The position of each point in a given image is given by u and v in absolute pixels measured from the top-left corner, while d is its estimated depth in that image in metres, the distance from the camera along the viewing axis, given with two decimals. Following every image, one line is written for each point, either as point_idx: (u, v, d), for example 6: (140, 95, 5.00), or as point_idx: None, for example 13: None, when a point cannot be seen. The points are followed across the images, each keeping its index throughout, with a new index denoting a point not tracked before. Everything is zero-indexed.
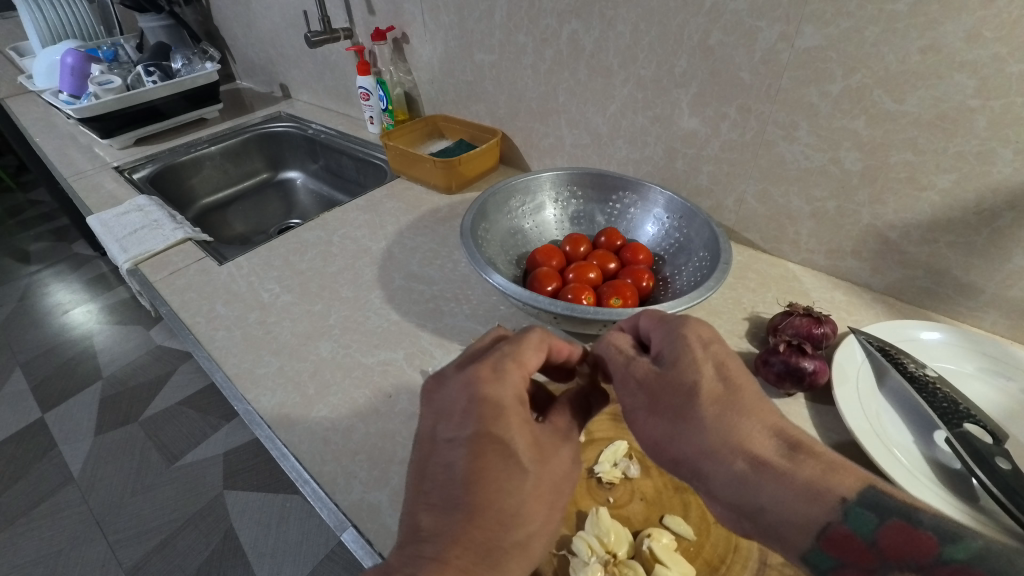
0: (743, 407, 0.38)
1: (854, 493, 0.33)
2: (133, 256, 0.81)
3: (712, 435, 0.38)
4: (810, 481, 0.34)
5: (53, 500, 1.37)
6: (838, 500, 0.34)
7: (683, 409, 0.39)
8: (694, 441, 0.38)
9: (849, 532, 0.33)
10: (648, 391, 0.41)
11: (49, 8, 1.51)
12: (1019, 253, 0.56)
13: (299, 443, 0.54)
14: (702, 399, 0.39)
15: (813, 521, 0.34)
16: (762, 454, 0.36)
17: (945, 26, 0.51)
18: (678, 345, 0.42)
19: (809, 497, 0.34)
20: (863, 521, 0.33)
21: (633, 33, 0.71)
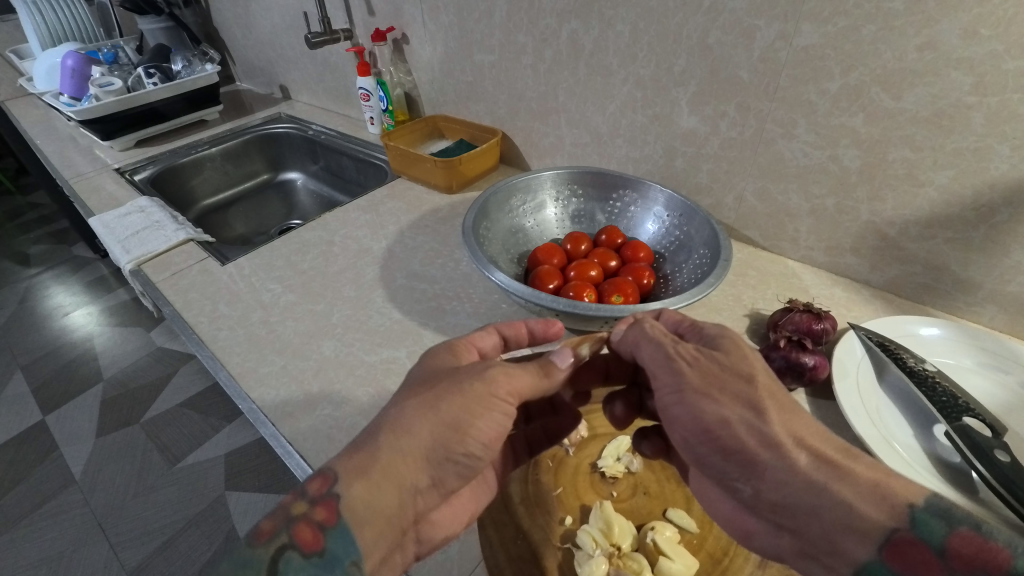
0: (788, 408, 0.39)
1: (920, 502, 0.33)
2: (135, 257, 0.81)
3: (772, 427, 0.37)
4: (868, 486, 0.34)
5: (55, 502, 1.37)
6: (902, 507, 0.33)
7: (743, 399, 0.39)
8: (754, 433, 0.37)
9: (915, 541, 0.32)
10: (702, 379, 0.40)
11: (48, 10, 1.51)
12: (1017, 248, 0.57)
13: (303, 441, 0.54)
14: (760, 393, 0.39)
15: (878, 526, 0.33)
16: (818, 452, 0.36)
17: (941, 23, 0.51)
18: (726, 342, 0.42)
19: (870, 499, 0.34)
20: (931, 530, 0.32)
21: (632, 32, 0.72)
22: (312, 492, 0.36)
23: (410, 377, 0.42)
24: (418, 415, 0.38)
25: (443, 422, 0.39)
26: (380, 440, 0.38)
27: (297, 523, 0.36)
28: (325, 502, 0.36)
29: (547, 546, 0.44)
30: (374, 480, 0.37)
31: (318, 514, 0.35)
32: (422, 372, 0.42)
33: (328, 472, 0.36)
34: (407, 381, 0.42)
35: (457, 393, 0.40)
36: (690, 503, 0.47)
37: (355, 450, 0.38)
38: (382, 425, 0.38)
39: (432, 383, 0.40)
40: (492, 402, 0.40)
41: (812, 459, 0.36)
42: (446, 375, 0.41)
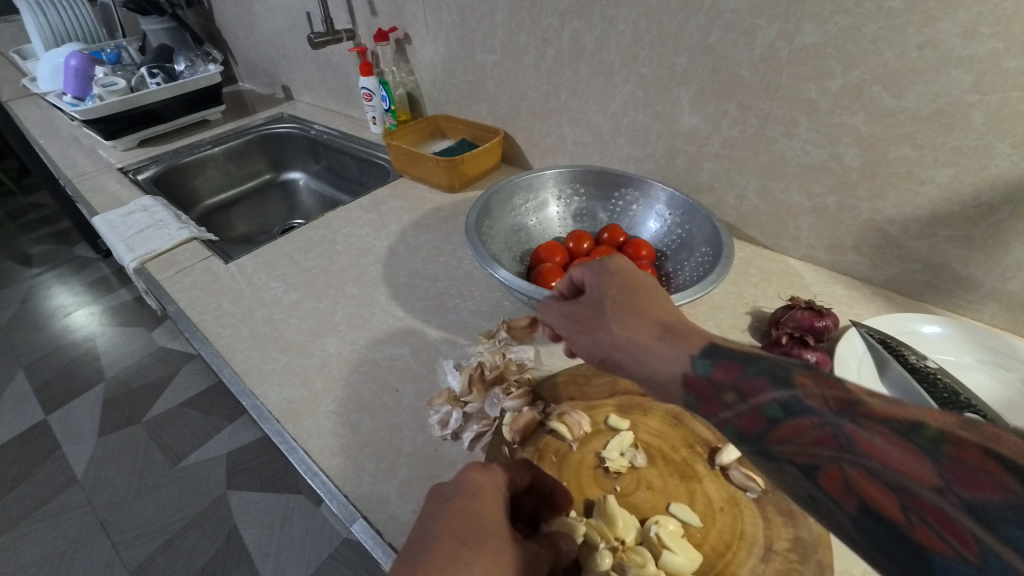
0: (645, 307, 0.42)
1: (770, 382, 0.29)
2: (139, 256, 0.82)
3: (612, 331, 0.41)
4: (677, 350, 0.36)
5: (57, 501, 1.37)
6: (687, 358, 0.35)
7: (602, 322, 0.42)
8: (604, 340, 0.41)
9: (755, 413, 0.29)
10: (573, 321, 0.45)
11: (51, 11, 1.52)
12: (1017, 246, 0.57)
13: (307, 437, 0.54)
14: (610, 309, 0.43)
15: (677, 373, 0.35)
16: (644, 342, 0.38)
17: (942, 22, 0.52)
18: (602, 277, 0.46)
19: (675, 356, 0.35)
20: (768, 393, 0.29)
21: (634, 31, 0.72)
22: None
23: (474, 524, 0.37)
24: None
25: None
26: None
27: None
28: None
29: None
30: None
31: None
32: (489, 535, 0.37)
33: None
34: (472, 533, 0.36)
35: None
36: (694, 498, 0.46)
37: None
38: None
39: (505, 558, 0.36)
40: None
41: (637, 347, 0.38)
42: (516, 556, 0.37)
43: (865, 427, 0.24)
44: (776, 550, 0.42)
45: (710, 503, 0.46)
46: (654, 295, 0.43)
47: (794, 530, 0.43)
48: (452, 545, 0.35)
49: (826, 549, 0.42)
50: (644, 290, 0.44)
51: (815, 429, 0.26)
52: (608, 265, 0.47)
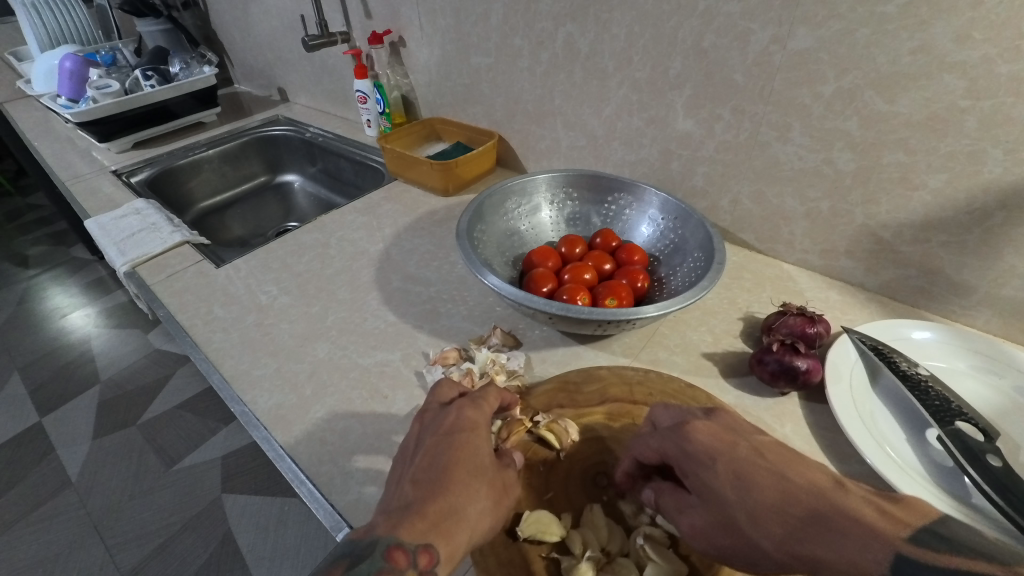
0: (769, 497, 0.39)
1: (832, 546, 0.35)
2: (131, 259, 0.81)
3: (767, 549, 0.38)
4: (847, 558, 0.34)
5: (51, 504, 1.37)
6: (874, 573, 0.32)
7: (744, 544, 0.39)
8: (767, 561, 0.38)
9: (834, 575, 0.34)
10: (702, 539, 0.41)
11: (47, 12, 1.51)
12: (1010, 252, 0.57)
13: (295, 444, 0.54)
14: (740, 517, 0.39)
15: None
16: (813, 552, 0.35)
17: (935, 27, 0.51)
18: (699, 469, 0.43)
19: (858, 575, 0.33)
20: (849, 567, 0.33)
21: (628, 35, 0.72)
22: (421, 565, 0.37)
23: (476, 458, 0.45)
24: (493, 519, 0.42)
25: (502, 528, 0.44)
26: (468, 532, 0.40)
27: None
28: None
29: (535, 551, 0.44)
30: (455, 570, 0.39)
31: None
32: (488, 464, 0.45)
33: (432, 550, 0.38)
34: (475, 463, 0.45)
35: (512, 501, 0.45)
36: None
37: (451, 535, 0.39)
38: (470, 517, 0.41)
39: (502, 484, 0.45)
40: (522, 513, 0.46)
41: (812, 563, 0.35)
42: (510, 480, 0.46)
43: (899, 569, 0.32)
44: None
45: None
46: (762, 473, 0.41)
47: None
48: (463, 476, 0.43)
49: None
50: (747, 472, 0.41)
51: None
52: (687, 449, 0.44)
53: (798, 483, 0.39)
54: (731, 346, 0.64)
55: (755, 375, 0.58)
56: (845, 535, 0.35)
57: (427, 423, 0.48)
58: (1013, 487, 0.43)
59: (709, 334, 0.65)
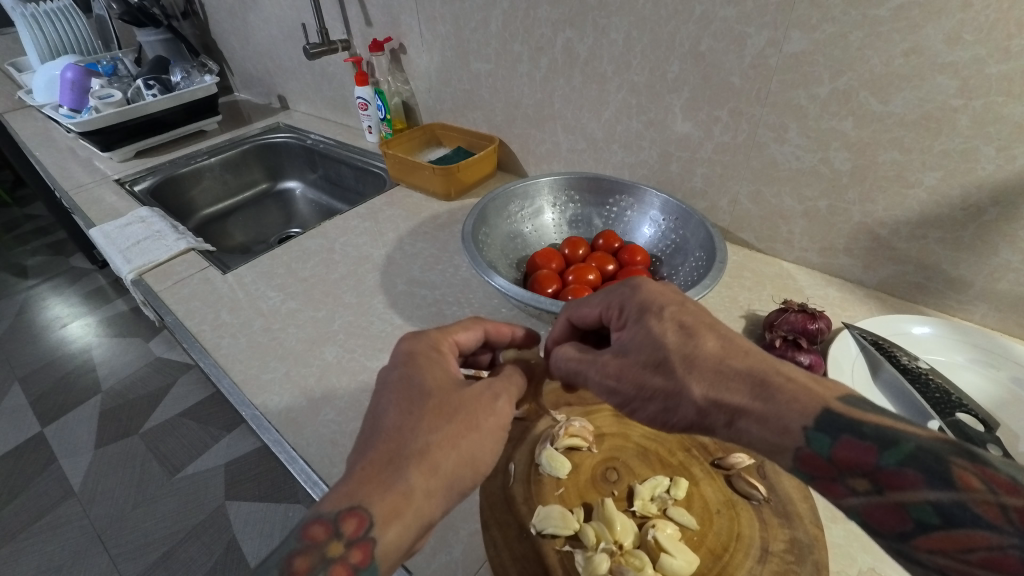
0: (710, 353, 0.40)
1: (812, 420, 0.34)
2: (137, 266, 0.82)
3: (693, 396, 0.39)
4: (773, 416, 0.36)
5: (55, 513, 1.36)
6: (797, 430, 0.34)
7: (668, 384, 0.41)
8: (689, 406, 0.40)
9: (812, 454, 0.34)
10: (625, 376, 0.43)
11: (47, 24, 1.53)
12: (1005, 246, 0.58)
13: (306, 446, 0.55)
14: (675, 362, 0.40)
15: (786, 447, 0.35)
16: (736, 401, 0.37)
17: (925, 29, 0.53)
18: (645, 318, 0.44)
19: (776, 426, 0.36)
20: (821, 442, 0.34)
21: (626, 40, 0.73)
22: (348, 533, 0.36)
23: (415, 395, 0.42)
24: (443, 453, 0.39)
25: (465, 459, 0.40)
26: (411, 477, 0.38)
27: (332, 564, 0.36)
28: (360, 543, 0.36)
29: (549, 545, 0.44)
30: (407, 522, 0.37)
31: (353, 556, 0.36)
32: (433, 396, 0.42)
33: (363, 512, 0.36)
34: (414, 398, 0.42)
35: (473, 428, 0.41)
36: (692, 501, 0.47)
37: (387, 488, 0.37)
38: (409, 458, 0.39)
39: (450, 413, 0.42)
40: (496, 434, 0.43)
41: (731, 413, 0.37)
42: (463, 405, 0.42)
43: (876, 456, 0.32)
44: (773, 551, 0.43)
45: (708, 506, 0.46)
46: (706, 330, 0.41)
47: (791, 531, 0.44)
48: (399, 412, 0.41)
49: (823, 549, 0.42)
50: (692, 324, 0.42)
51: (880, 478, 0.31)
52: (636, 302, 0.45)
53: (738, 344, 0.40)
54: None
55: None
56: (775, 398, 0.36)
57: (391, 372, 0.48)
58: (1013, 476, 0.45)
59: None
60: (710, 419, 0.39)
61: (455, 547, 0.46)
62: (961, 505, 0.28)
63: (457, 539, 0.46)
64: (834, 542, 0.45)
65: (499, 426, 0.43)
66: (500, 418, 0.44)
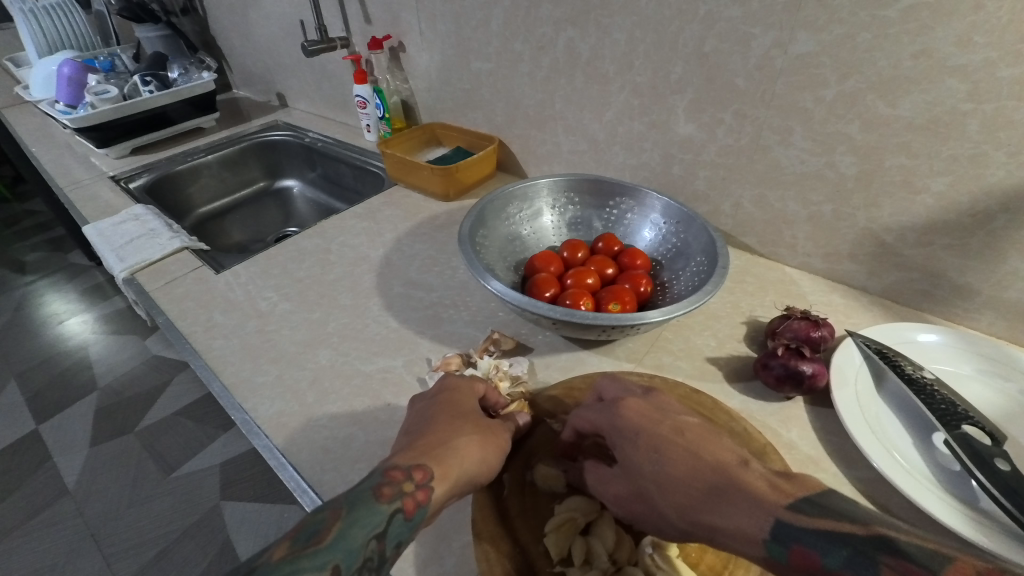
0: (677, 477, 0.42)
1: (768, 530, 0.35)
2: (130, 266, 0.81)
3: (670, 519, 0.41)
4: (734, 528, 0.37)
5: (48, 512, 1.35)
6: (757, 540, 0.35)
7: (649, 512, 0.43)
8: (672, 526, 0.41)
9: (773, 561, 0.35)
10: (616, 501, 0.45)
11: (46, 19, 1.52)
12: (1014, 254, 0.57)
13: (297, 452, 0.53)
14: (650, 490, 0.43)
15: (752, 556, 0.36)
16: (709, 521, 0.39)
17: (936, 31, 0.51)
18: (622, 442, 0.46)
19: (743, 540, 0.36)
20: (833, 556, 0.32)
21: (629, 40, 0.72)
22: (418, 478, 0.39)
23: (458, 408, 0.50)
24: (481, 448, 0.45)
25: (495, 458, 0.46)
26: (458, 456, 0.43)
27: (404, 496, 0.38)
28: (426, 487, 0.39)
29: (543, 561, 0.43)
30: (453, 486, 0.42)
31: (419, 495, 0.39)
32: (471, 411, 0.50)
33: (427, 468, 0.41)
34: (457, 412, 0.49)
35: (501, 440, 0.48)
36: None
37: (444, 456, 0.43)
38: (455, 445, 0.44)
39: (484, 425, 0.48)
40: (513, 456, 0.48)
41: (706, 529, 0.39)
42: (492, 426, 0.49)
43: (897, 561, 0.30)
44: None
45: None
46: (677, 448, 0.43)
47: None
48: (446, 418, 0.47)
49: None
50: (664, 446, 0.44)
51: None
52: (614, 420, 0.47)
53: (706, 461, 0.42)
54: (735, 351, 0.63)
55: (760, 379, 0.58)
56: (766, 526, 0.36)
57: (416, 400, 0.52)
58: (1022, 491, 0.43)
59: (713, 339, 0.65)
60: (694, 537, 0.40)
61: (447, 559, 0.45)
62: None
63: (450, 550, 0.45)
64: None
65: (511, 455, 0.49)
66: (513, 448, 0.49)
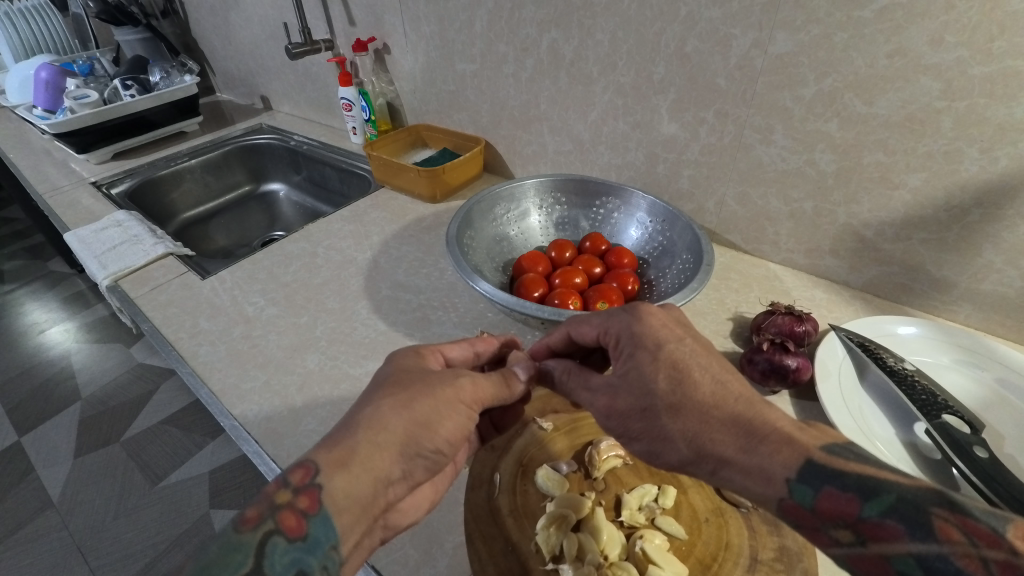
0: (697, 402, 0.38)
1: (795, 472, 0.34)
2: (112, 273, 0.80)
3: (677, 444, 0.39)
4: (755, 467, 0.35)
5: (32, 526, 1.32)
6: (782, 481, 0.34)
7: (652, 432, 0.40)
8: (677, 452, 0.39)
9: (795, 506, 0.34)
10: (614, 416, 0.43)
11: (22, 23, 1.50)
12: (989, 247, 0.58)
13: (287, 457, 0.53)
14: (659, 410, 0.40)
15: (770, 498, 0.35)
16: (722, 452, 0.37)
17: (909, 31, 0.53)
18: (637, 354, 0.42)
19: (760, 479, 0.35)
20: (804, 493, 0.33)
21: (612, 41, 0.73)
22: (294, 482, 0.35)
23: (380, 376, 0.44)
24: (394, 413, 0.40)
25: (417, 420, 0.41)
26: (359, 435, 0.39)
27: (280, 511, 0.35)
28: (307, 490, 0.35)
29: (536, 559, 0.44)
30: (355, 471, 0.37)
31: (301, 502, 0.35)
32: (394, 373, 0.44)
33: (310, 463, 0.37)
34: (376, 379, 0.44)
35: (426, 395, 0.42)
36: (680, 510, 0.46)
37: (335, 443, 0.38)
38: (361, 421, 0.40)
39: (406, 385, 0.43)
40: (456, 405, 0.44)
41: (716, 462, 0.37)
42: (421, 379, 0.43)
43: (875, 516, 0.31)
44: (761, 560, 0.42)
45: (696, 515, 0.46)
46: (700, 371, 0.39)
47: (779, 539, 0.43)
48: (361, 392, 0.42)
49: (811, 558, 0.42)
50: (684, 368, 0.40)
51: (863, 528, 0.31)
52: (632, 327, 0.44)
53: (731, 391, 0.38)
54: (722, 346, 0.64)
55: (747, 375, 0.59)
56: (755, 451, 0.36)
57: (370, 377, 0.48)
58: (999, 477, 0.44)
59: None
60: (695, 466, 0.39)
61: (440, 560, 0.45)
62: (937, 556, 0.28)
63: (442, 551, 0.46)
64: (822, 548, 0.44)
65: (459, 400, 0.44)
66: (462, 392, 0.44)
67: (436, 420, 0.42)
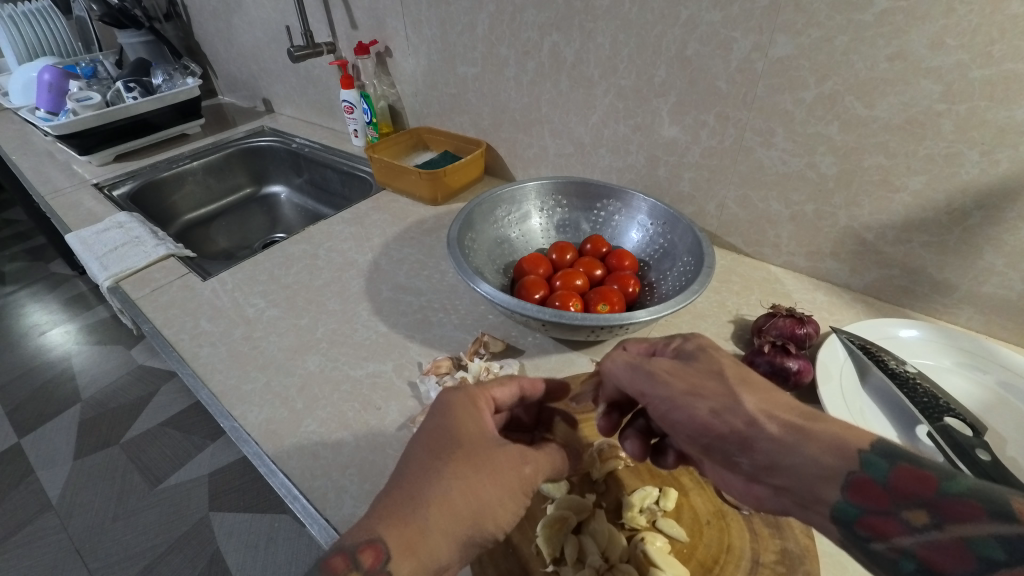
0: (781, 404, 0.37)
1: (868, 444, 0.32)
2: (113, 274, 0.80)
3: (765, 439, 0.36)
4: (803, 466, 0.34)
5: (31, 528, 1.32)
6: (852, 451, 0.32)
7: (722, 390, 0.40)
8: (740, 412, 0.38)
9: (865, 478, 0.31)
10: (679, 376, 0.42)
11: (26, 25, 1.50)
12: (990, 250, 0.58)
13: (287, 459, 0.53)
14: (729, 376, 0.41)
15: (837, 470, 0.32)
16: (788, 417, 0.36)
17: (910, 34, 0.53)
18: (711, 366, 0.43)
19: (833, 450, 0.33)
20: (876, 466, 0.31)
21: (613, 44, 0.73)
22: (364, 564, 0.34)
23: (446, 439, 0.41)
24: (464, 499, 0.38)
25: (481, 508, 0.38)
26: (427, 516, 0.36)
27: None
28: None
29: (536, 561, 0.44)
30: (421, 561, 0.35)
31: None
32: (467, 443, 0.41)
33: (380, 543, 0.35)
34: (443, 443, 0.40)
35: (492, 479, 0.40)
36: (681, 512, 0.46)
37: (406, 523, 0.36)
38: (428, 500, 0.37)
39: (475, 461, 0.40)
40: (516, 494, 0.41)
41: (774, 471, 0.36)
42: (490, 459, 0.40)
43: (950, 497, 0.28)
44: (764, 563, 0.42)
45: (697, 516, 0.46)
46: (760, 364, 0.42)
47: (782, 542, 0.43)
48: (425, 456, 0.39)
49: (813, 559, 0.42)
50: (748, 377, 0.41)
51: (940, 507, 0.28)
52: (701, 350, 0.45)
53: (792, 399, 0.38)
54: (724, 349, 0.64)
55: None
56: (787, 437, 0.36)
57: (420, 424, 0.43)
58: (1001, 479, 0.44)
59: None
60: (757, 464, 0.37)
61: None
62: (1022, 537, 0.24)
63: None
64: (824, 551, 0.44)
65: (518, 488, 0.41)
66: (521, 479, 0.42)
67: (496, 513, 0.39)
